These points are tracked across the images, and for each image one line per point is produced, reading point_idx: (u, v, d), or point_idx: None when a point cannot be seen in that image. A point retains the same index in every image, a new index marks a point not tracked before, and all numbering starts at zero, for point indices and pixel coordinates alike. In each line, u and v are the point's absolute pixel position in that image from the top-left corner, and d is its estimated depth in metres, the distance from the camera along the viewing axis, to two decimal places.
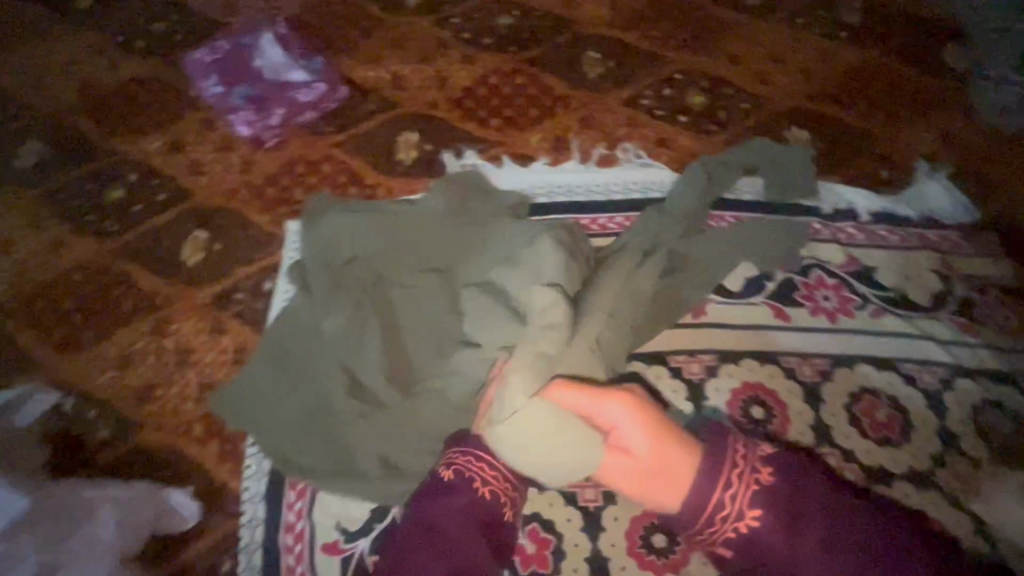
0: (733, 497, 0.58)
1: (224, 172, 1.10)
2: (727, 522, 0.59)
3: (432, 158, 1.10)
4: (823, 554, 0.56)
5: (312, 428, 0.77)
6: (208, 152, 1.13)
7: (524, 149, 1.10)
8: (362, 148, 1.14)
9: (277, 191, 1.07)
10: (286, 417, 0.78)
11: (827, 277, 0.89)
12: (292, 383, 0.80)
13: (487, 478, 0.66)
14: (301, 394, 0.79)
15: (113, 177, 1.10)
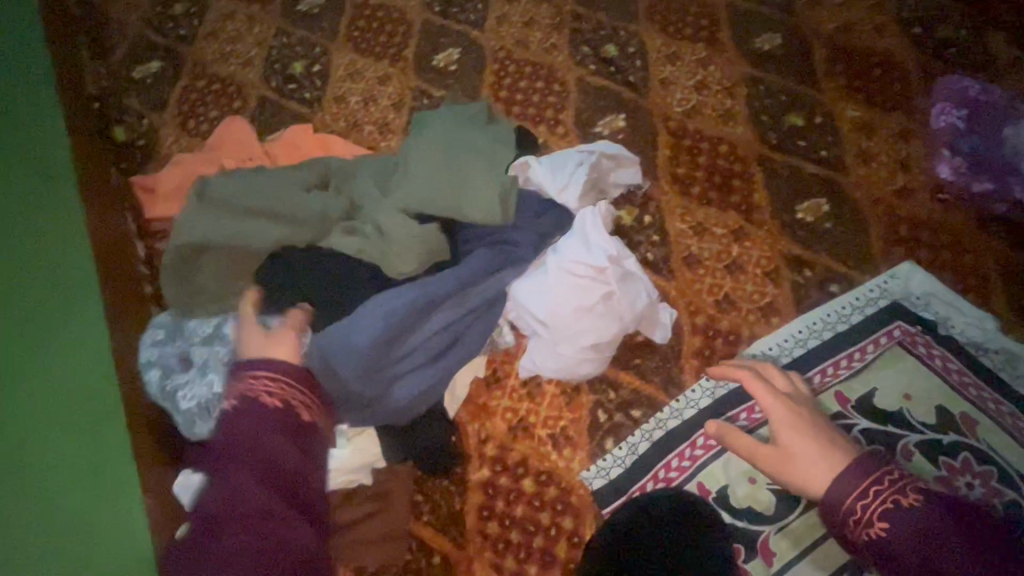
0: (865, 505, 0.69)
1: (690, 126, 1.32)
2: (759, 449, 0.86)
3: (823, 219, 1.19)
4: (933, 551, 0.64)
5: (543, 301, 0.95)
6: (691, 101, 1.35)
7: (916, 278, 1.12)
8: (776, 164, 1.26)
9: (699, 152, 1.29)
10: (529, 290, 0.96)
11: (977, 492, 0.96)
12: (526, 287, 0.97)
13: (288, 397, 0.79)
14: (546, 282, 0.95)
15: (623, 72, 1.41)
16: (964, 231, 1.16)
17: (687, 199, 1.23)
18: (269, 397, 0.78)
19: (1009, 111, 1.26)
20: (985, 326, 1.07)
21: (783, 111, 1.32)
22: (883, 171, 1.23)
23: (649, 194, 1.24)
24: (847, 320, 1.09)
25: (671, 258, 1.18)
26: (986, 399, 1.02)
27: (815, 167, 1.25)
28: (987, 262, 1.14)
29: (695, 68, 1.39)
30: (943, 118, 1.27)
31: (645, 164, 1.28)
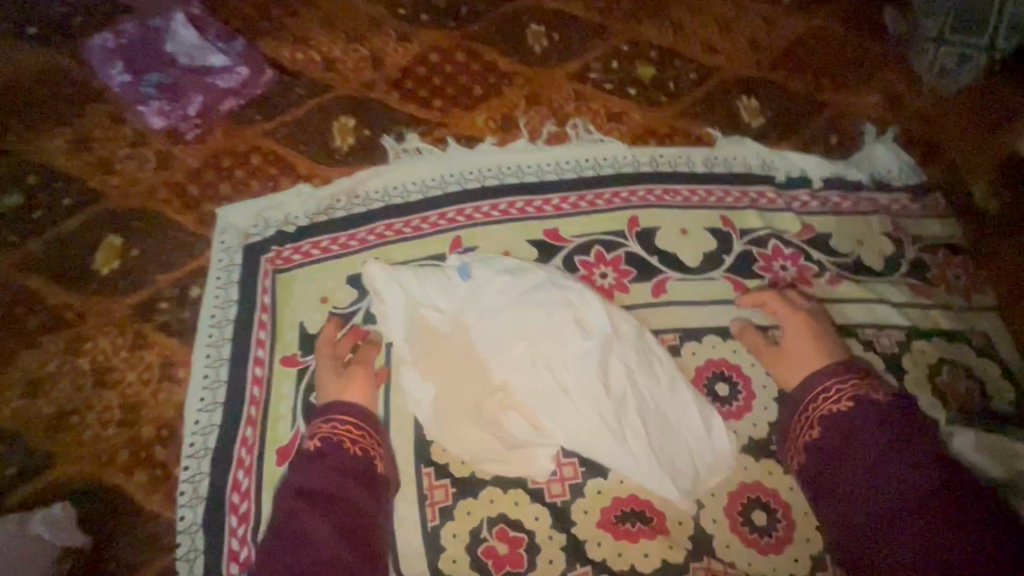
0: (839, 385, 0.71)
1: (371, 81, 1.07)
2: (828, 402, 0.71)
3: (566, 107, 1.06)
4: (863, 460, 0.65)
5: (510, 329, 0.81)
6: (357, 55, 1.10)
7: (671, 118, 1.06)
8: (485, 74, 1.08)
9: (404, 99, 1.06)
10: (496, 323, 0.82)
11: (786, 248, 0.95)
12: (487, 331, 0.82)
13: (831, 396, 0.71)
14: (493, 312, 0.83)
15: None
16: (322, 64, 1.08)
17: (167, 215, 0.94)
18: (351, 443, 0.72)
19: (167, 30, 1.04)
20: (598, 137, 1.02)
21: (83, 152, 0.98)
22: (207, 137, 1.00)
23: (83, 349, 0.85)
24: (433, 185, 0.97)
25: (156, 336, 0.86)
26: (775, 202, 0.98)
27: (155, 127, 1.00)
28: (429, 71, 1.08)
29: (302, 68, 1.07)
30: (140, 102, 1.00)
31: (98, 265, 0.91)
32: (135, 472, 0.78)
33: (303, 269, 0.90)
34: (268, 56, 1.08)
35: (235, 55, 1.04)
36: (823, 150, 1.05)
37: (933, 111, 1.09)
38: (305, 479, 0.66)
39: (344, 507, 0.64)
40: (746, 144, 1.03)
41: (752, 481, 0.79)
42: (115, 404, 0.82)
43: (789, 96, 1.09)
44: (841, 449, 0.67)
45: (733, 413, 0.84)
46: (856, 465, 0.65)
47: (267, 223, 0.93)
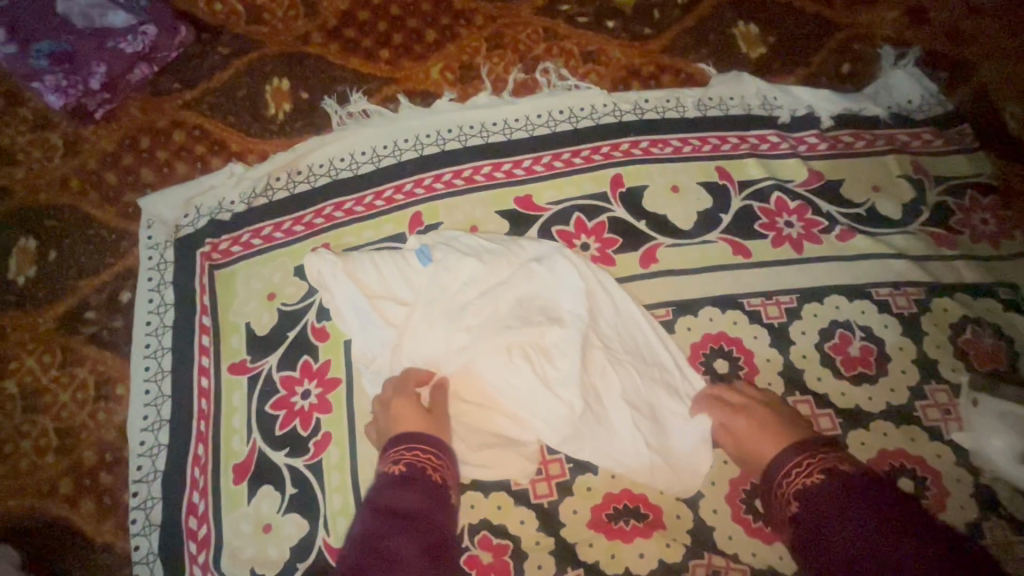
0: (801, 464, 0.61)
1: (303, 31, 0.92)
2: (799, 475, 0.60)
3: (532, 49, 0.91)
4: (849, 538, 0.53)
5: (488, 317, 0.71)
6: (284, 1, 0.93)
7: (655, 54, 0.91)
8: (436, 15, 0.92)
9: (343, 51, 0.90)
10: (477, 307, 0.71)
11: (791, 200, 0.83)
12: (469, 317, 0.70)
13: (800, 471, 0.60)
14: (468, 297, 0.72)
15: None
16: (246, 15, 0.93)
17: (86, 210, 0.83)
18: (433, 468, 0.60)
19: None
20: (574, 84, 0.88)
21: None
22: (121, 114, 0.88)
23: (7, 370, 0.76)
24: (385, 153, 0.84)
25: (87, 350, 0.77)
26: (778, 146, 0.86)
27: (55, 106, 0.86)
28: (372, 15, 0.93)
29: (222, 24, 0.92)
30: (33, 77, 0.85)
31: (13, 273, 0.80)
32: (81, 503, 0.71)
33: (244, 263, 0.80)
34: (182, 11, 0.92)
35: (140, 10, 0.87)
36: (833, 82, 0.91)
37: (962, 25, 0.94)
38: (392, 498, 0.56)
39: (433, 533, 0.54)
40: (743, 79, 0.89)
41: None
42: (50, 428, 0.74)
43: (791, 16, 0.94)
44: (818, 527, 0.56)
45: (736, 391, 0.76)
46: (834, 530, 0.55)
47: (199, 212, 0.82)
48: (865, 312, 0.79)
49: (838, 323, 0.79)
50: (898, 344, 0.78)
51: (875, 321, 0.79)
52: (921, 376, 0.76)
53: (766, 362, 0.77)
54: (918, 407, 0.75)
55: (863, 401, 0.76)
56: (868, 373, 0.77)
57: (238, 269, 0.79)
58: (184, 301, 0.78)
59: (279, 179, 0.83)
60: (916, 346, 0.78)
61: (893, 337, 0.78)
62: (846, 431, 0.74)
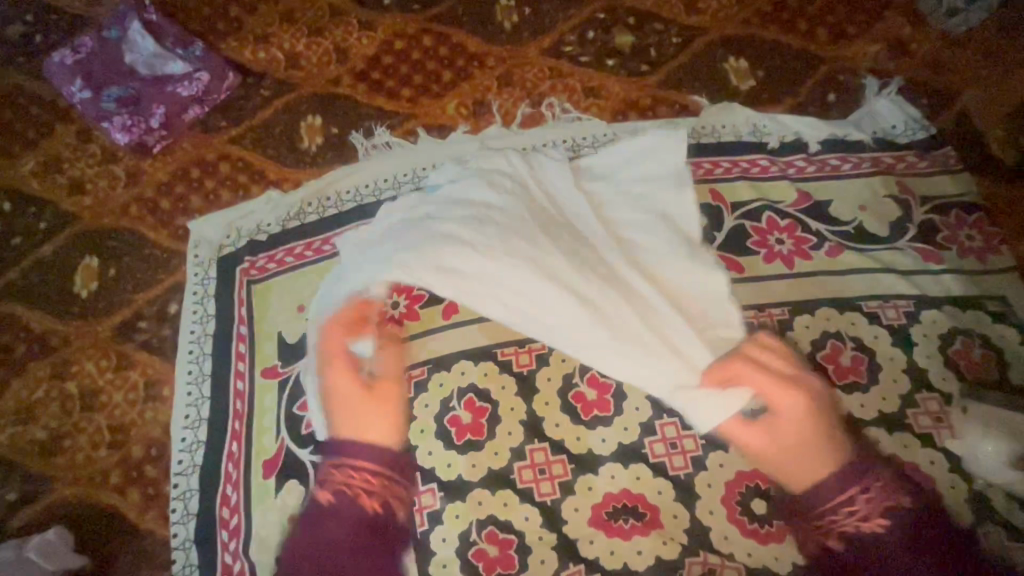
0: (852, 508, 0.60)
1: (336, 75, 1.03)
2: (852, 518, 0.60)
3: (539, 85, 1.00)
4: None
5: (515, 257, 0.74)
6: (319, 49, 1.05)
7: (652, 88, 0.99)
8: (453, 57, 1.03)
9: (371, 90, 1.01)
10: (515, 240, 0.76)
11: (782, 219, 0.89)
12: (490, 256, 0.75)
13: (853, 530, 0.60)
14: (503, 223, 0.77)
15: None
16: (285, 61, 1.05)
17: (143, 232, 0.94)
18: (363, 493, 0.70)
19: (126, 40, 1.01)
20: (577, 116, 0.97)
21: (56, 174, 0.99)
22: (175, 149, 0.99)
23: (69, 373, 0.86)
24: (405, 179, 0.93)
25: (139, 355, 0.86)
26: (768, 170, 0.92)
27: (121, 143, 0.99)
28: (395, 59, 1.04)
29: (266, 69, 1.04)
30: (103, 118, 0.98)
31: (78, 287, 0.91)
32: (128, 492, 0.79)
33: (278, 278, 0.88)
34: (231, 59, 1.05)
35: (196, 61, 1.01)
36: (820, 110, 0.97)
37: (944, 55, 1.00)
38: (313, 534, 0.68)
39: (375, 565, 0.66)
40: (734, 110, 0.96)
41: (752, 469, 0.75)
42: (104, 425, 0.83)
43: (780, 51, 1.02)
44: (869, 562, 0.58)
45: None
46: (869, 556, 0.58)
47: (239, 234, 0.91)
48: (854, 324, 0.83)
49: (830, 334, 0.83)
50: (890, 354, 0.81)
51: (865, 332, 0.83)
52: (911, 385, 0.79)
53: None
54: (908, 414, 0.78)
55: (856, 409, 0.79)
56: (859, 383, 0.80)
57: (272, 283, 0.88)
58: (224, 312, 0.87)
59: (310, 203, 0.93)
60: (906, 356, 0.81)
61: (884, 347, 0.82)
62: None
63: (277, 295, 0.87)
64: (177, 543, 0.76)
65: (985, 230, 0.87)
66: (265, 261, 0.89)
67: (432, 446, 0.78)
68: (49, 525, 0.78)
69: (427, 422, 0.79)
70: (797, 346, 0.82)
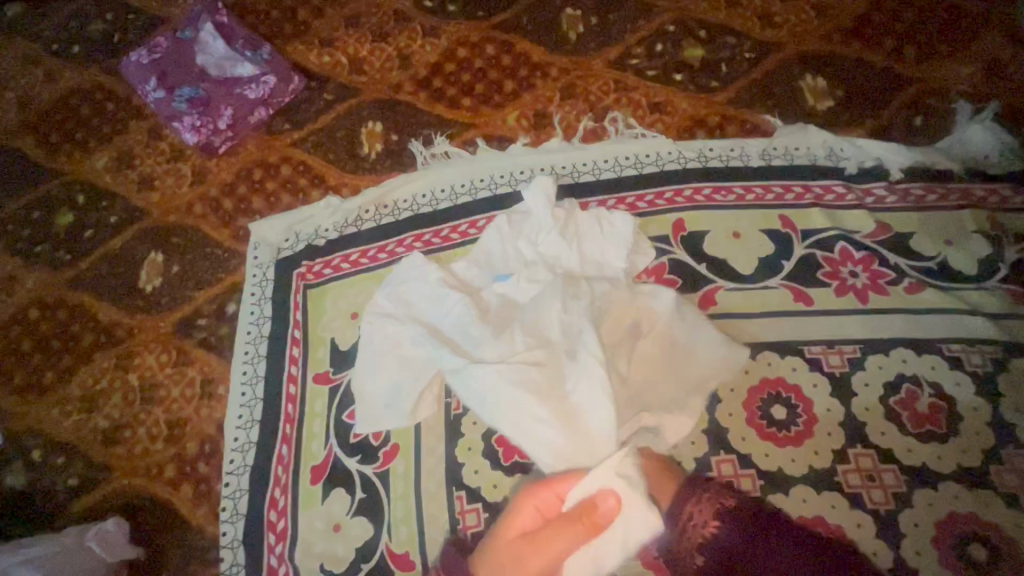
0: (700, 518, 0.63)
1: (397, 80, 1.03)
2: (700, 528, 0.63)
3: (602, 98, 0.97)
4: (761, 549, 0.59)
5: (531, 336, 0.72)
6: (383, 54, 1.06)
7: (721, 105, 0.95)
8: (516, 66, 1.01)
9: (432, 97, 1.01)
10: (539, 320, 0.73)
11: (857, 251, 0.84)
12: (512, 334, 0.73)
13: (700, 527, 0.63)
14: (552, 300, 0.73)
15: (48, 233, 0.99)
16: (349, 65, 1.05)
17: (205, 230, 0.96)
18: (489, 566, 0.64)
19: (198, 41, 1.03)
20: (641, 132, 0.94)
21: (126, 170, 1.02)
22: (239, 150, 1.01)
23: (131, 365, 0.89)
24: (462, 191, 0.93)
25: (197, 352, 0.88)
26: (845, 197, 0.87)
27: (189, 142, 1.02)
28: (457, 67, 1.03)
29: (330, 73, 1.05)
30: (175, 118, 1.01)
31: (143, 282, 0.94)
32: (181, 486, 0.81)
33: (334, 284, 0.89)
34: (296, 62, 1.06)
35: (263, 64, 1.03)
36: (904, 135, 0.91)
37: None
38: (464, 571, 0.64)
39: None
40: (809, 131, 0.91)
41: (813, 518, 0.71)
42: (161, 418, 0.85)
43: (861, 70, 0.96)
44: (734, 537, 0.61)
45: (794, 439, 0.76)
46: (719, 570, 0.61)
47: (298, 238, 0.93)
48: (934, 368, 0.77)
49: (906, 377, 0.77)
50: (972, 403, 0.75)
51: (946, 378, 0.77)
52: (996, 439, 0.73)
53: (826, 412, 0.77)
54: (993, 471, 0.72)
55: (933, 461, 0.73)
56: (937, 432, 0.75)
57: (328, 288, 0.89)
58: (279, 314, 0.88)
59: (367, 210, 0.93)
60: (991, 407, 0.75)
61: (966, 395, 0.76)
62: (912, 489, 0.72)
63: (332, 301, 0.88)
64: (224, 541, 0.77)
65: None
66: (321, 267, 0.90)
67: (479, 466, 0.77)
68: (107, 513, 0.80)
69: (475, 441, 0.78)
70: (869, 388, 0.77)
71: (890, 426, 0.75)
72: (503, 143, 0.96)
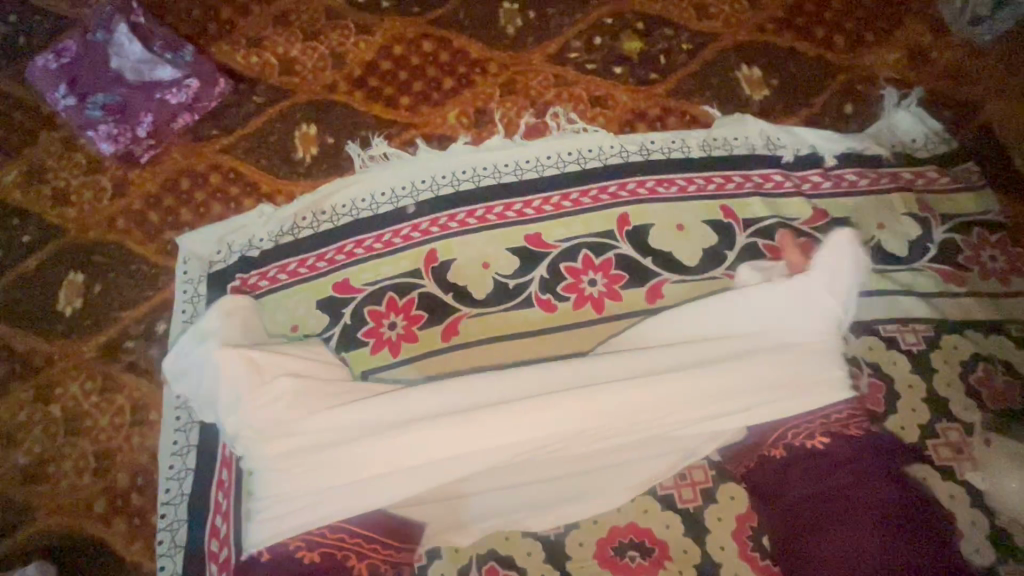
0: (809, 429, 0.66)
1: (332, 81, 0.99)
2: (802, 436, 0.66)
3: (544, 94, 0.96)
4: (857, 482, 0.62)
5: (494, 425, 0.60)
6: (314, 54, 1.01)
7: (662, 97, 0.95)
8: (454, 63, 0.99)
9: (368, 97, 0.97)
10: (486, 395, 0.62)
11: (796, 238, 0.85)
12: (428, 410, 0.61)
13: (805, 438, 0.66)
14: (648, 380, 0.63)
15: None
16: (279, 66, 1.01)
17: (129, 246, 0.90)
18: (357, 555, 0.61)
19: (112, 43, 0.96)
20: (583, 127, 0.93)
21: (38, 185, 0.95)
22: (163, 159, 0.95)
23: (53, 395, 0.82)
24: (403, 194, 0.90)
25: (125, 378, 0.83)
26: (783, 185, 0.88)
27: (107, 153, 0.95)
28: (394, 65, 0.99)
29: (259, 74, 1.00)
30: (90, 127, 0.94)
31: (62, 305, 0.87)
32: (114, 522, 0.76)
33: (271, 296, 0.85)
34: (221, 64, 1.01)
35: (185, 66, 0.97)
36: (836, 122, 0.93)
37: (965, 65, 0.95)
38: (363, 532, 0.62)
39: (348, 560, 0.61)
40: (746, 121, 0.92)
41: None
42: (88, 451, 0.79)
43: (793, 60, 0.97)
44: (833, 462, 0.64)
45: None
46: (787, 483, 0.65)
47: (231, 249, 0.88)
48: (872, 348, 0.79)
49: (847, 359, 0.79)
50: (907, 380, 0.78)
51: (883, 358, 0.79)
52: (931, 414, 0.76)
53: None
54: (929, 445, 0.75)
55: None
56: (877, 411, 0.77)
57: (266, 301, 0.85)
58: None
59: (304, 217, 0.89)
60: (926, 383, 0.78)
61: (902, 374, 0.78)
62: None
63: (269, 313, 0.84)
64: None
65: (1008, 249, 0.83)
66: (258, 280, 0.86)
67: None
68: (31, 557, 0.75)
69: None
70: None
71: None
72: (444, 143, 0.93)
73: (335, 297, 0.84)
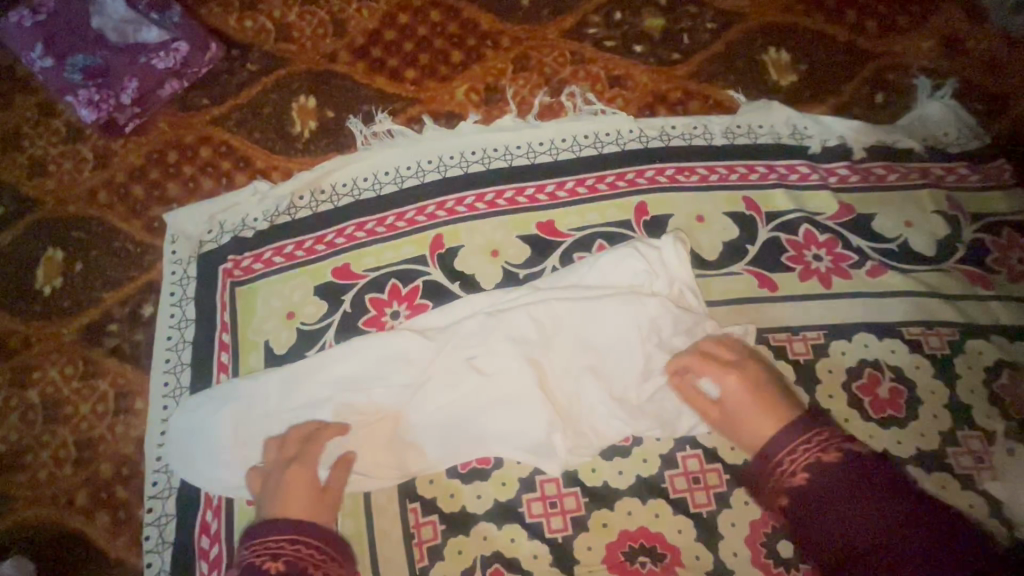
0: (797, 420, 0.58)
1: (332, 50, 0.92)
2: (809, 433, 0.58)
3: (558, 72, 0.90)
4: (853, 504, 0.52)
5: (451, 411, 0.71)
6: (313, 21, 0.94)
7: (684, 80, 0.90)
8: (464, 35, 0.92)
9: (370, 68, 0.91)
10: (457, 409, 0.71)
11: (820, 234, 0.81)
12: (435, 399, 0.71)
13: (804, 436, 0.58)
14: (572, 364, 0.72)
15: None
16: (275, 32, 0.93)
17: (112, 222, 0.84)
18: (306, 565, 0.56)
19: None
20: (600, 108, 0.87)
21: (12, 152, 0.88)
22: (150, 129, 0.88)
23: (31, 379, 0.77)
24: (408, 174, 0.84)
25: (109, 362, 0.78)
26: (808, 177, 0.84)
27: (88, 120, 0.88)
28: (398, 35, 0.93)
29: (253, 40, 0.93)
30: (68, 91, 0.86)
31: (40, 283, 0.82)
32: (97, 515, 0.72)
33: (265, 280, 0.80)
34: (212, 27, 0.93)
35: (173, 27, 0.88)
36: (866, 112, 0.89)
37: (1001, 56, 0.91)
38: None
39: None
40: (772, 108, 0.87)
41: None
42: (69, 439, 0.75)
43: (823, 44, 0.92)
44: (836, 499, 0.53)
45: None
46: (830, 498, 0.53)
47: (223, 228, 0.82)
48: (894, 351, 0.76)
49: (869, 361, 0.76)
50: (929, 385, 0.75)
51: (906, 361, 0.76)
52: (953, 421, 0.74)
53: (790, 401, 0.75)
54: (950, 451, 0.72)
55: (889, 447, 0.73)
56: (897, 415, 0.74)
57: (260, 285, 0.80)
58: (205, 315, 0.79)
59: (302, 196, 0.83)
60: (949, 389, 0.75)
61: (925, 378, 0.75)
62: None
63: (266, 298, 0.79)
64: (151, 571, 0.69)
65: None
66: (252, 263, 0.80)
67: (434, 475, 0.71)
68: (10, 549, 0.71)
69: None
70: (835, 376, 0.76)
71: (849, 412, 0.75)
72: (452, 121, 0.88)
73: (333, 282, 0.79)
